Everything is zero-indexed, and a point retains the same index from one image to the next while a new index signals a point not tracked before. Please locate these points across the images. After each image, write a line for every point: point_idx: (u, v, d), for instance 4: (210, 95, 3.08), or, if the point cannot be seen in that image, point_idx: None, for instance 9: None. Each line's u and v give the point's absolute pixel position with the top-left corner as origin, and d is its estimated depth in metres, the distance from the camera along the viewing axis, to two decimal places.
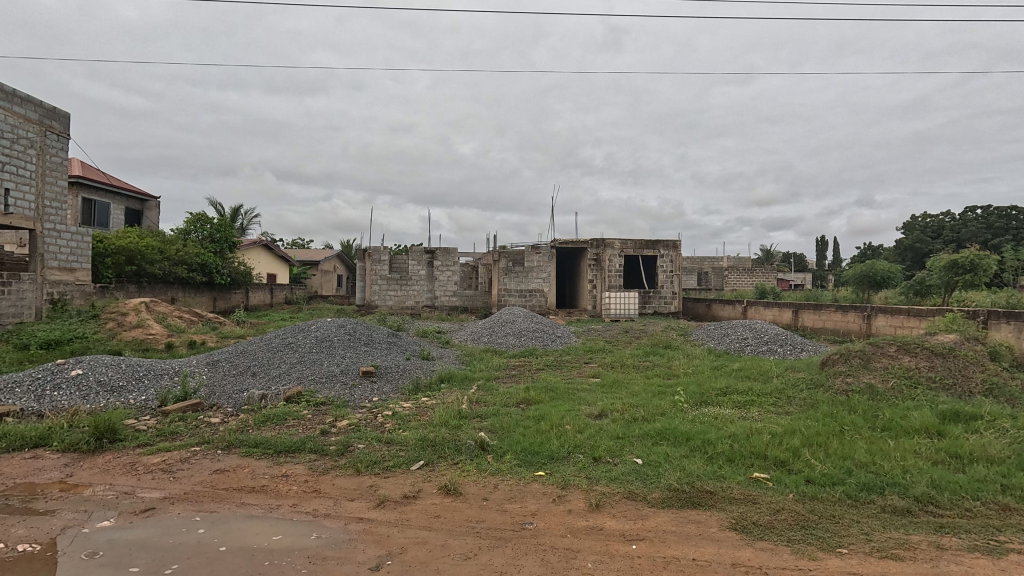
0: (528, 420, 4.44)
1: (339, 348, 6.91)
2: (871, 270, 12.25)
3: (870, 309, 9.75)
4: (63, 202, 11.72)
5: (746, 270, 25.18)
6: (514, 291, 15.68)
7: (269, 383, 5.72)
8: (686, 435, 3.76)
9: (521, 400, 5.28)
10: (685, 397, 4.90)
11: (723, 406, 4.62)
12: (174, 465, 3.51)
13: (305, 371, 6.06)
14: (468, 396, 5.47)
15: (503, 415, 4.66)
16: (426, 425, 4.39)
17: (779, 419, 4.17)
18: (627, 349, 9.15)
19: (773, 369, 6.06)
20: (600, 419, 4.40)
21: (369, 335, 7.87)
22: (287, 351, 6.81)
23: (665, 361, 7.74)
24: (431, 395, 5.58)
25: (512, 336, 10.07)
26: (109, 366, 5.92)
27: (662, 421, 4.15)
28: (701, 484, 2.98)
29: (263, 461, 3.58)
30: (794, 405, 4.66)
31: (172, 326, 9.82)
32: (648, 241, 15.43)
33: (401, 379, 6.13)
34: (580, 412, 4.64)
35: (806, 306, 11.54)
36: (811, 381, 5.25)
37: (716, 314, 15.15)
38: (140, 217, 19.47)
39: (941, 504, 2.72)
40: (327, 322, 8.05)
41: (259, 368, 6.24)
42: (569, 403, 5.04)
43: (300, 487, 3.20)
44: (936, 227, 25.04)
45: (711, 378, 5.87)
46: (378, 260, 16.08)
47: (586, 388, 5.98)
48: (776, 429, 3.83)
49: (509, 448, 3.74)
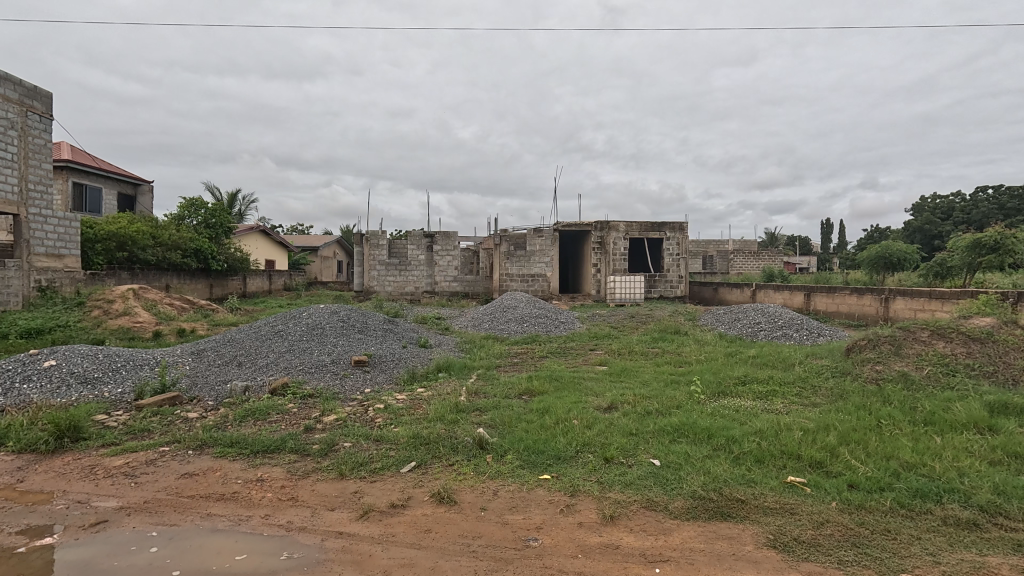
0: (532, 413, 4.08)
1: (331, 335, 6.55)
2: (887, 251, 11.75)
3: (889, 292, 9.33)
4: (48, 186, 11.29)
5: (752, 253, 24.71)
6: (516, 276, 15.28)
7: (255, 374, 5.37)
8: (707, 432, 3.39)
9: (525, 391, 4.92)
10: (702, 387, 4.52)
11: (744, 398, 4.25)
12: (138, 468, 3.16)
13: (293, 360, 5.70)
14: (468, 387, 5.09)
15: (504, 408, 4.31)
16: (420, 420, 4.03)
17: (807, 412, 3.79)
18: (634, 335, 8.76)
19: (794, 356, 5.66)
20: (610, 412, 4.04)
21: (364, 322, 7.49)
22: (275, 339, 6.45)
23: (676, 348, 7.34)
24: (428, 386, 5.21)
25: (515, 322, 9.70)
26: (85, 356, 5.56)
27: (678, 416, 3.78)
28: (730, 492, 2.61)
29: (238, 463, 3.22)
30: (821, 396, 4.27)
31: (161, 314, 9.44)
32: (653, 223, 14.97)
33: (396, 368, 5.77)
34: (587, 404, 4.28)
35: (819, 289, 11.12)
36: (838, 369, 4.86)
37: (724, 298, 14.77)
38: (134, 202, 19.05)
39: (1012, 515, 2.34)
40: (320, 308, 7.67)
41: (246, 358, 5.88)
42: (577, 395, 4.66)
43: (275, 495, 2.83)
44: (946, 208, 24.45)
45: (728, 367, 5.47)
46: (377, 245, 15.66)
47: (593, 378, 5.60)
48: (807, 424, 3.46)
49: (512, 448, 3.38)
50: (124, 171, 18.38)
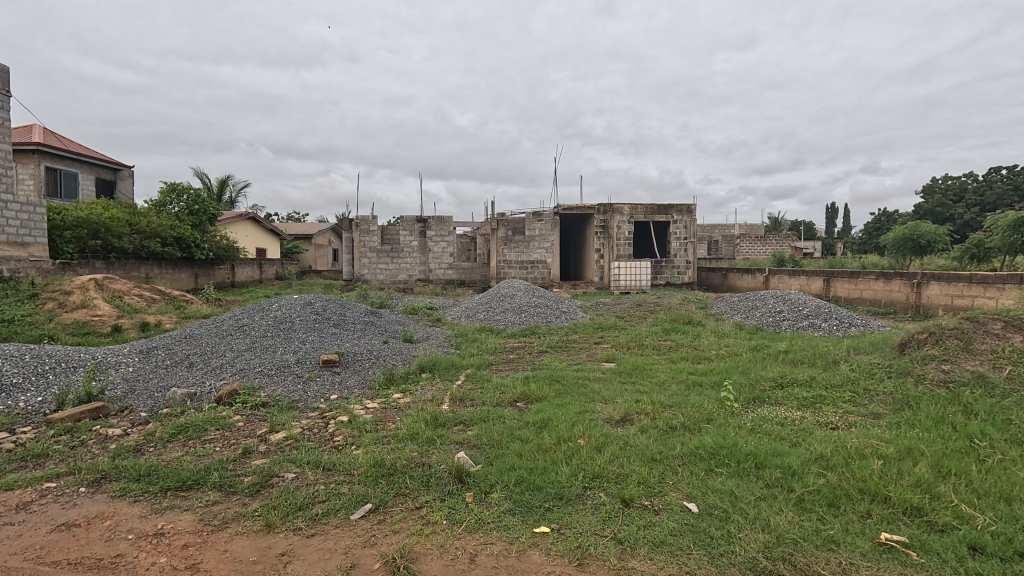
0: (527, 429, 3.32)
1: (300, 330, 5.76)
2: (914, 233, 10.84)
3: (921, 277, 8.52)
4: (7, 168, 10.42)
5: (759, 237, 23.89)
6: (514, 263, 14.48)
7: (205, 377, 4.59)
8: (754, 460, 2.60)
9: (520, 396, 4.15)
10: (733, 392, 3.73)
11: (786, 409, 3.46)
12: (2, 517, 2.37)
13: (252, 360, 4.92)
14: (452, 392, 4.31)
15: (493, 421, 3.53)
16: (388, 439, 3.25)
17: (872, 429, 3.01)
18: (642, 325, 7.96)
19: (834, 352, 4.88)
20: (623, 428, 3.27)
21: (341, 315, 6.70)
22: (237, 334, 5.67)
23: (691, 341, 6.54)
24: (405, 391, 4.43)
25: (512, 312, 8.91)
26: (8, 357, 4.76)
27: (710, 434, 3.01)
28: (805, 562, 1.83)
29: (137, 508, 2.44)
30: (881, 406, 3.48)
31: (125, 307, 8.64)
32: (659, 206, 14.11)
33: (371, 369, 5.00)
34: (595, 416, 3.51)
35: (840, 274, 10.30)
36: (893, 370, 4.07)
37: (733, 284, 13.98)
38: (114, 188, 18.18)
39: None
40: (292, 299, 6.87)
41: (199, 358, 5.11)
42: (581, 403, 3.88)
43: (170, 561, 2.05)
44: (958, 189, 23.51)
45: (758, 366, 4.68)
46: (367, 231, 14.84)
47: (600, 378, 4.81)
48: (881, 446, 2.67)
49: (500, 482, 2.60)
50: (101, 155, 17.49)
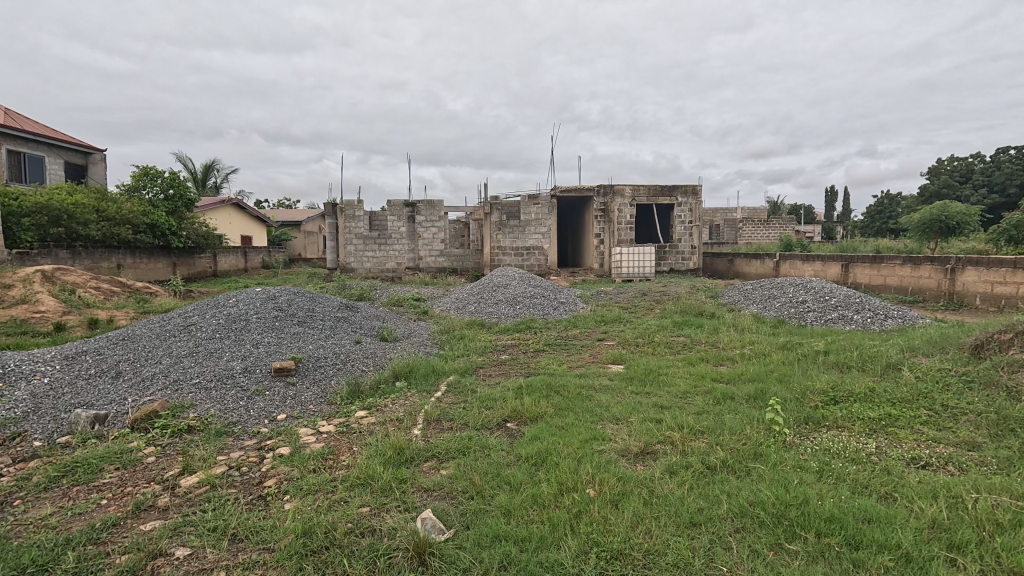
0: (519, 469, 2.54)
1: (256, 330, 4.93)
2: (943, 213, 10.00)
3: (956, 262, 7.74)
4: None
5: (762, 221, 23.09)
6: (509, 249, 13.63)
7: (130, 392, 3.77)
8: (842, 532, 1.81)
9: (511, 415, 3.36)
10: (780, 413, 2.93)
11: (853, 436, 2.68)
12: None
13: (191, 369, 4.10)
14: (427, 409, 3.51)
15: (475, 454, 2.75)
16: (333, 486, 2.45)
17: (984, 474, 2.22)
18: (650, 318, 7.16)
19: (886, 354, 4.09)
20: (644, 468, 2.48)
21: (309, 310, 5.87)
22: (182, 336, 4.84)
23: (708, 337, 5.75)
24: (371, 407, 3.62)
25: (505, 304, 8.09)
26: None
27: (764, 481, 2.23)
28: None
29: None
30: (975, 431, 2.70)
31: (76, 301, 7.76)
32: (663, 188, 13.23)
33: (334, 378, 4.20)
34: (605, 448, 2.73)
35: (861, 260, 9.50)
36: (972, 380, 3.29)
37: (741, 270, 13.20)
38: (84, 172, 17.16)
39: None
40: (252, 293, 6.02)
41: (129, 366, 4.27)
42: (586, 425, 3.11)
43: None
44: (965, 170, 22.69)
45: (800, 373, 3.88)
46: (352, 217, 13.91)
47: (608, 387, 4.03)
48: (1016, 507, 1.89)
49: (477, 566, 1.82)
50: (69, 137, 16.40)
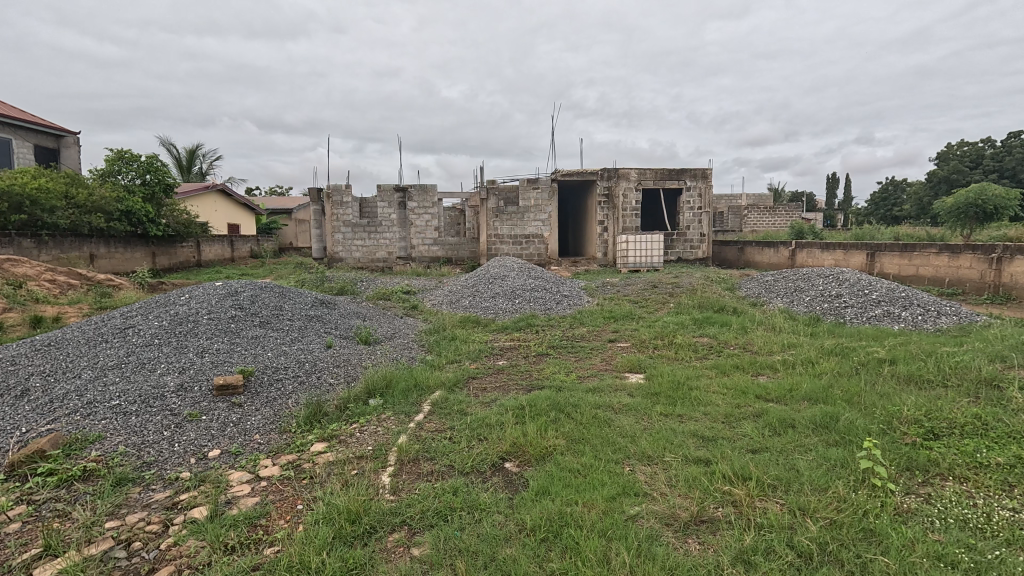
0: (525, 549, 1.77)
1: (206, 336, 4.11)
2: (981, 197, 9.24)
3: (1002, 251, 6.96)
4: None
5: (767, 209, 22.25)
6: (506, 238, 12.80)
7: (27, 417, 2.96)
8: None
9: (510, 451, 2.59)
10: (877, 458, 2.16)
11: (989, 498, 1.91)
12: None
13: (114, 387, 3.29)
14: (402, 442, 2.72)
15: (459, 523, 1.97)
16: None
17: None
18: (664, 315, 6.38)
19: (973, 364, 3.31)
20: (705, 555, 1.71)
21: (274, 309, 5.07)
22: (115, 342, 4.01)
23: (736, 337, 4.99)
24: (333, 439, 2.84)
25: (502, 298, 7.29)
26: None
27: None
28: None
29: None
30: None
31: (22, 297, 6.92)
32: (670, 171, 12.38)
33: (290, 397, 3.40)
34: (640, 514, 1.95)
35: (888, 249, 8.72)
36: None
37: (752, 259, 12.43)
38: (56, 156, 16.21)
39: None
40: (209, 288, 5.20)
41: (40, 381, 3.45)
42: (608, 470, 2.33)
43: None
44: (975, 155, 21.73)
45: (870, 390, 3.11)
46: (340, 203, 13.03)
47: (628, 406, 3.24)
48: None
49: None
50: (39, 119, 15.37)
